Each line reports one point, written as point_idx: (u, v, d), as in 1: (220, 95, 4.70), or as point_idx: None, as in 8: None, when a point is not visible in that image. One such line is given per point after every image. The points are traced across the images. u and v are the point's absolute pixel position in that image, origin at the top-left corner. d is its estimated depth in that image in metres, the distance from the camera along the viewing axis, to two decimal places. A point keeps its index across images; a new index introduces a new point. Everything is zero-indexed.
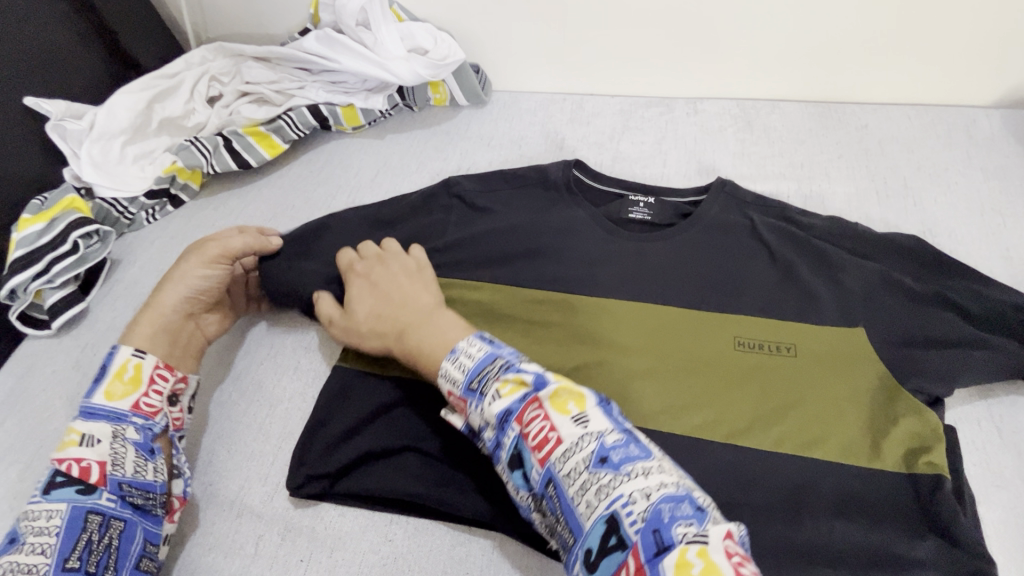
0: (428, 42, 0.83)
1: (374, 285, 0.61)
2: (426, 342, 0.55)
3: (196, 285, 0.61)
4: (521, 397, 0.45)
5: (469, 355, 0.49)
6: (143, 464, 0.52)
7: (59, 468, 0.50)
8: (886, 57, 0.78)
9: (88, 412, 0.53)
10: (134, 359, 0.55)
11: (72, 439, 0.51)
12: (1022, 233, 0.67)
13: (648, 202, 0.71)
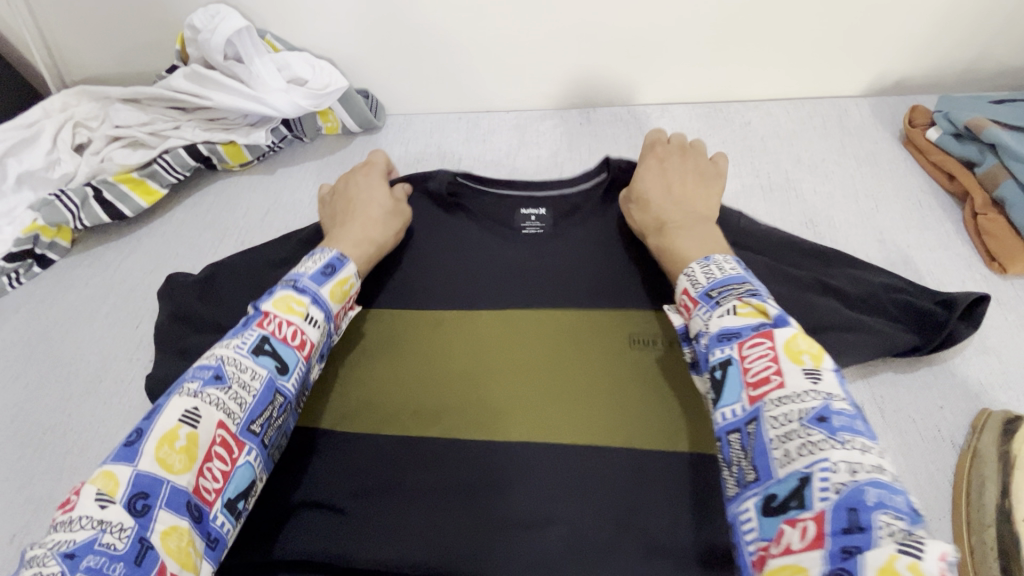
0: (308, 71, 0.80)
1: (665, 169, 0.63)
2: (699, 240, 0.55)
3: (386, 224, 0.64)
4: (757, 324, 0.41)
5: (722, 269, 0.47)
6: (316, 363, 0.51)
7: (275, 336, 0.48)
8: (760, 58, 0.81)
9: (315, 299, 0.51)
10: (355, 280, 0.56)
11: (302, 313, 0.50)
12: (895, 214, 0.70)
13: (539, 210, 0.67)
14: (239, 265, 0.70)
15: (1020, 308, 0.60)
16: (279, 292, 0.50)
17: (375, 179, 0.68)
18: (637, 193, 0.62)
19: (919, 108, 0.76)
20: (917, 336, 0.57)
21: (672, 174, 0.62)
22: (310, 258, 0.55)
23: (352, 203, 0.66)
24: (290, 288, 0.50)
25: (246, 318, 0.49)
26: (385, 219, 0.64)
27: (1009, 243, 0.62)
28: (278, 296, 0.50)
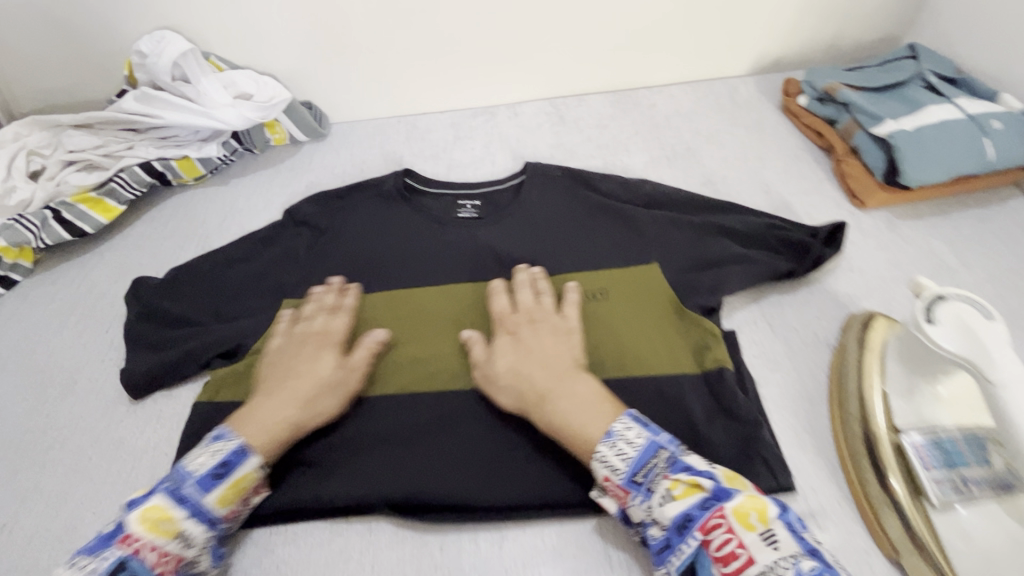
0: (252, 87, 0.87)
1: (520, 343, 0.61)
2: (596, 412, 0.53)
3: (333, 386, 0.60)
4: (700, 501, 0.46)
5: (630, 442, 0.50)
6: (205, 564, 0.51)
7: (135, 560, 0.46)
8: (656, 49, 0.93)
9: (195, 511, 0.50)
10: (257, 473, 0.54)
11: (167, 530, 0.48)
12: (777, 170, 0.82)
13: (475, 203, 0.81)
14: (202, 267, 0.76)
15: (879, 234, 0.72)
16: (151, 500, 0.49)
17: (314, 347, 0.63)
18: (487, 375, 0.60)
19: (792, 81, 0.90)
20: (793, 263, 0.68)
21: (527, 329, 0.62)
22: (207, 449, 0.53)
23: (289, 371, 0.61)
24: (166, 497, 0.49)
25: (111, 532, 0.48)
26: (332, 380, 0.60)
27: (866, 181, 0.74)
28: (146, 505, 0.49)
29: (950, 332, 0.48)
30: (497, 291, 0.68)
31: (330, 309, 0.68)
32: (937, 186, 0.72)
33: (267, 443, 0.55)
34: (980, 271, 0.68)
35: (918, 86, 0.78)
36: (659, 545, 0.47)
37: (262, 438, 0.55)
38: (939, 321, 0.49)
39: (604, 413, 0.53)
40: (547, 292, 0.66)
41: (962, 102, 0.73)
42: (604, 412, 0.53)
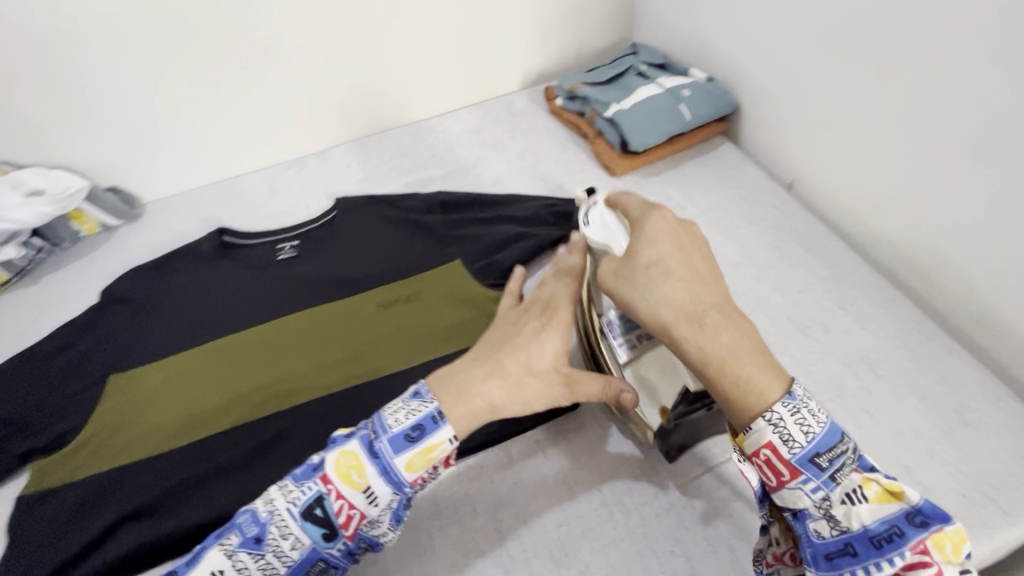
0: (43, 182, 0.87)
1: (682, 250, 0.54)
2: (756, 371, 0.48)
3: (542, 379, 0.55)
4: (902, 512, 0.44)
5: (815, 420, 0.47)
6: (383, 526, 0.51)
7: (326, 501, 0.49)
8: (434, 82, 1.07)
9: (384, 469, 0.50)
10: (447, 445, 0.52)
11: (358, 481, 0.50)
12: (549, 161, 0.98)
13: (294, 243, 0.86)
14: (15, 364, 0.75)
15: (628, 192, 0.89)
16: (348, 443, 0.52)
17: (539, 324, 0.58)
18: (626, 272, 0.53)
19: (551, 88, 1.08)
20: (563, 230, 0.82)
21: (695, 257, 0.54)
22: (405, 407, 0.53)
23: (505, 342, 0.57)
24: (365, 450, 0.51)
25: (318, 462, 0.51)
26: (541, 372, 0.56)
27: (612, 154, 0.92)
28: (343, 448, 0.51)
29: (600, 230, 0.62)
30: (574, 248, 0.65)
31: (569, 272, 0.62)
32: (661, 146, 0.91)
33: (464, 419, 0.53)
34: (702, 204, 0.86)
35: (632, 74, 0.97)
36: (825, 543, 0.46)
37: (451, 406, 0.53)
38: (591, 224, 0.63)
39: (768, 376, 0.48)
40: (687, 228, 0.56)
41: (662, 80, 0.93)
42: (766, 370, 0.49)
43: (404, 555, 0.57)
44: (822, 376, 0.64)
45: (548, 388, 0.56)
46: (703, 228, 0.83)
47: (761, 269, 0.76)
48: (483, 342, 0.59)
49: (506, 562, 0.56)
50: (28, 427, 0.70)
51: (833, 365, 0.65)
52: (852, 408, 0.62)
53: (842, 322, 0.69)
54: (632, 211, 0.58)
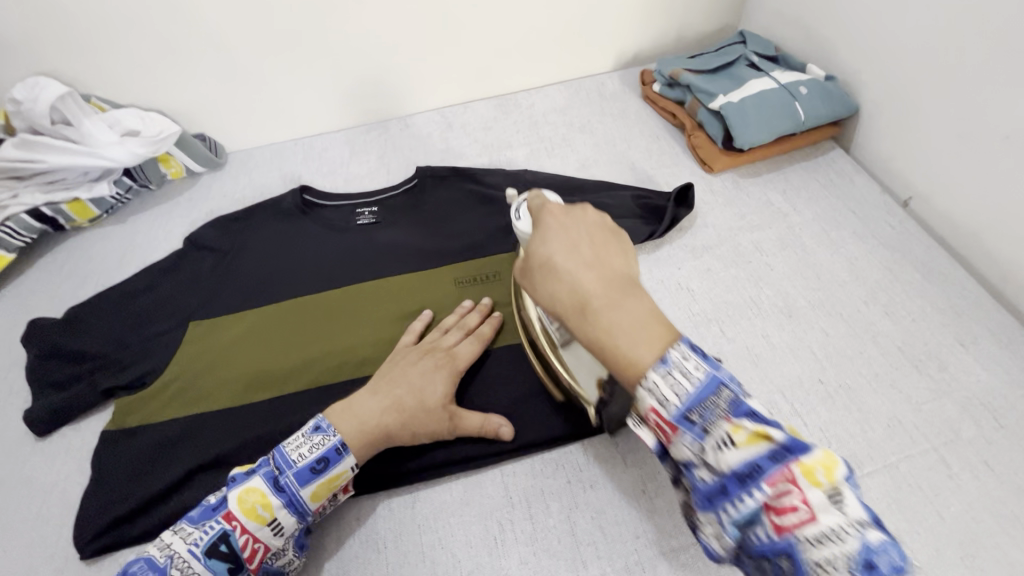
0: (138, 123, 0.89)
1: (568, 236, 0.48)
2: (632, 336, 0.42)
3: (424, 417, 0.58)
4: (766, 454, 0.38)
5: (686, 374, 0.40)
6: (290, 555, 0.53)
7: (233, 535, 0.50)
8: (525, 55, 1.03)
9: (289, 502, 0.52)
10: (349, 473, 0.55)
11: (263, 514, 0.51)
12: (640, 149, 0.93)
13: (373, 209, 0.85)
14: (103, 300, 0.77)
15: (725, 192, 0.84)
16: (250, 480, 0.53)
17: (431, 367, 0.61)
18: (528, 274, 0.48)
19: (647, 72, 1.01)
20: (654, 226, 0.78)
21: (584, 248, 0.47)
22: (308, 440, 0.55)
23: (403, 377, 0.60)
24: (267, 485, 0.52)
25: (217, 503, 0.52)
26: (427, 411, 0.58)
27: (711, 149, 0.86)
28: (247, 485, 0.52)
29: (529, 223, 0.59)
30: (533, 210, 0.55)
31: (467, 329, 0.66)
32: (767, 146, 0.85)
33: (366, 445, 0.56)
34: (807, 213, 0.80)
35: (742, 65, 0.91)
36: (708, 488, 0.40)
37: (358, 437, 0.56)
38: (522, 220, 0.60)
39: (650, 342, 0.42)
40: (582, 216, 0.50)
41: (777, 75, 0.86)
42: (652, 338, 0.42)
43: (474, 545, 0.55)
44: (934, 418, 0.59)
45: (434, 421, 0.58)
46: (807, 239, 0.77)
47: (870, 291, 0.70)
48: (385, 376, 0.61)
49: (580, 569, 0.54)
50: (111, 364, 0.71)
51: (948, 407, 0.60)
52: (966, 457, 0.57)
53: (962, 361, 0.63)
54: (548, 212, 0.50)
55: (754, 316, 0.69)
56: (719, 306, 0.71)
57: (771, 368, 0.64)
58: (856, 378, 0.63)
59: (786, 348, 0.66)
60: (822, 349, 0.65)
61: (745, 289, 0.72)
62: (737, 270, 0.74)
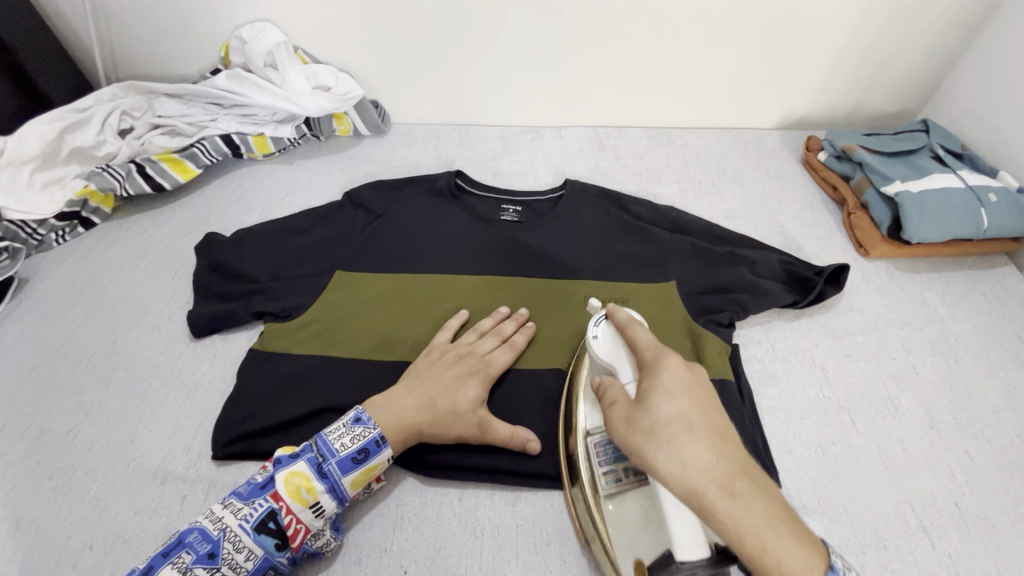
0: (331, 80, 0.97)
1: (680, 384, 0.45)
2: (792, 551, 0.38)
3: (461, 416, 0.60)
4: None
5: (861, 572, 0.39)
6: (328, 537, 0.55)
7: (278, 514, 0.53)
8: (694, 94, 1.03)
9: (332, 487, 0.55)
10: (386, 464, 0.58)
11: (308, 499, 0.54)
12: (792, 214, 0.91)
13: (517, 209, 0.87)
14: (266, 230, 0.84)
15: (878, 280, 0.80)
16: (295, 464, 0.55)
17: (466, 372, 0.64)
18: (642, 425, 0.43)
19: (813, 138, 0.98)
20: (797, 296, 0.76)
21: (697, 420, 0.42)
22: (351, 431, 0.57)
23: (439, 377, 0.63)
24: (293, 471, 0.54)
25: (263, 482, 0.54)
26: (461, 412, 0.60)
27: (871, 233, 0.83)
28: (293, 469, 0.54)
29: (609, 345, 0.57)
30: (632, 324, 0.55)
31: (503, 338, 0.69)
32: (934, 246, 0.81)
33: (397, 436, 0.59)
34: (967, 325, 0.75)
35: (926, 156, 0.87)
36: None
37: (391, 428, 0.59)
38: (600, 336, 0.58)
39: (809, 560, 0.38)
40: (679, 362, 0.47)
41: (963, 175, 0.83)
42: (808, 554, 0.38)
43: (568, 561, 0.57)
44: None
45: (461, 423, 0.60)
46: (961, 352, 0.72)
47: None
48: (421, 374, 0.64)
49: None
50: (264, 290, 0.77)
51: None
52: None
53: None
54: (643, 349, 0.51)
55: (891, 417, 0.66)
56: (855, 395, 0.68)
57: (903, 477, 0.61)
58: (997, 514, 0.59)
59: (923, 460, 0.62)
60: (963, 472, 0.61)
61: (884, 385, 0.69)
62: (879, 364, 0.71)
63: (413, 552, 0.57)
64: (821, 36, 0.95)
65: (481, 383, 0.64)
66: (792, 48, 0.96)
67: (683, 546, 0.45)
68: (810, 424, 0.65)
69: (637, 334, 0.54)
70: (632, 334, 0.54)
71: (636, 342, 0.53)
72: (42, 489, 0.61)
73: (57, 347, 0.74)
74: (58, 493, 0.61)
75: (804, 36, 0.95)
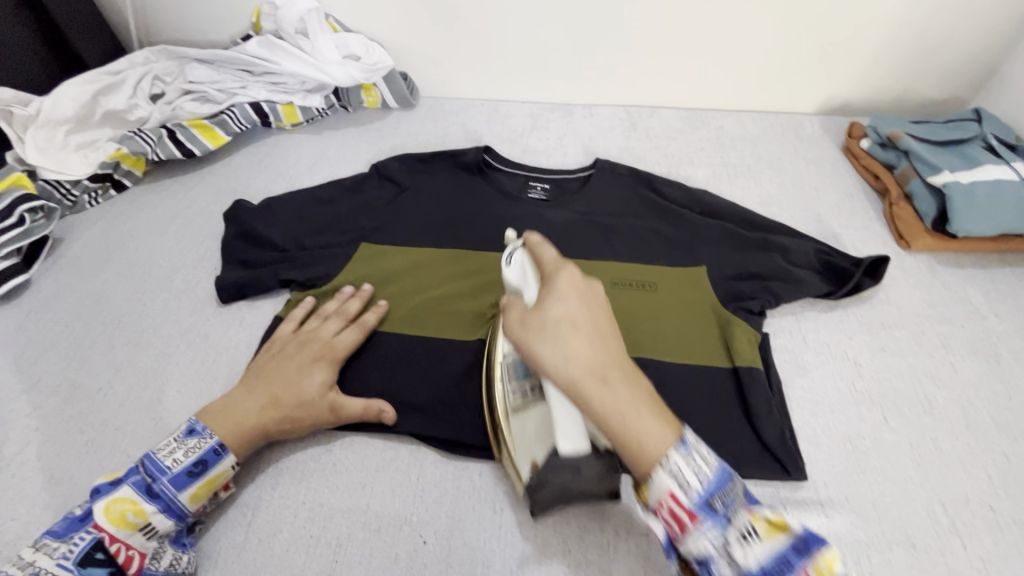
0: (361, 50, 0.96)
1: (578, 286, 0.52)
2: (647, 426, 0.46)
3: (310, 407, 0.61)
4: (784, 548, 0.44)
5: (705, 458, 0.46)
6: (172, 554, 0.53)
7: (106, 543, 0.50)
8: (734, 75, 0.99)
9: (165, 506, 0.53)
10: (228, 472, 0.57)
11: (134, 522, 0.52)
12: (830, 203, 0.87)
13: (545, 187, 0.86)
14: (293, 199, 0.84)
15: (918, 274, 0.77)
16: (118, 491, 0.53)
17: (309, 360, 0.64)
18: (535, 325, 0.50)
19: (857, 124, 0.95)
20: (832, 286, 0.73)
21: (579, 316, 0.50)
22: (182, 445, 0.56)
23: (274, 373, 0.62)
24: (107, 499, 0.52)
25: (82, 515, 0.52)
26: (308, 402, 0.61)
27: (914, 224, 0.80)
28: (114, 496, 0.52)
29: (518, 271, 0.59)
30: (541, 241, 0.58)
31: (348, 318, 0.69)
32: (979, 240, 0.78)
33: (241, 442, 0.58)
34: (1011, 324, 0.72)
35: (978, 146, 0.83)
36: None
37: (231, 436, 0.58)
38: (514, 267, 0.59)
39: (663, 433, 0.46)
40: (547, 249, 0.57)
41: (1018, 167, 0.79)
42: (663, 428, 0.46)
43: (588, 542, 0.56)
44: None
45: (313, 412, 0.61)
46: (1003, 351, 0.70)
47: None
48: (261, 373, 0.63)
49: None
50: (290, 259, 0.77)
51: None
52: None
53: None
54: (545, 264, 0.56)
55: (926, 414, 0.64)
56: (889, 390, 0.66)
57: (935, 476, 0.59)
58: None
59: (957, 460, 0.60)
60: (999, 475, 0.59)
61: (919, 382, 0.66)
62: (916, 360, 0.68)
63: (432, 523, 0.57)
64: (874, 15, 0.90)
65: (326, 368, 0.64)
66: (841, 28, 0.92)
67: (563, 437, 0.47)
68: (840, 418, 0.63)
69: (561, 263, 0.55)
70: (536, 240, 0.58)
71: (540, 257, 0.56)
72: (74, 442, 0.63)
73: (89, 306, 0.75)
74: (88, 447, 0.63)
75: (855, 14, 0.90)
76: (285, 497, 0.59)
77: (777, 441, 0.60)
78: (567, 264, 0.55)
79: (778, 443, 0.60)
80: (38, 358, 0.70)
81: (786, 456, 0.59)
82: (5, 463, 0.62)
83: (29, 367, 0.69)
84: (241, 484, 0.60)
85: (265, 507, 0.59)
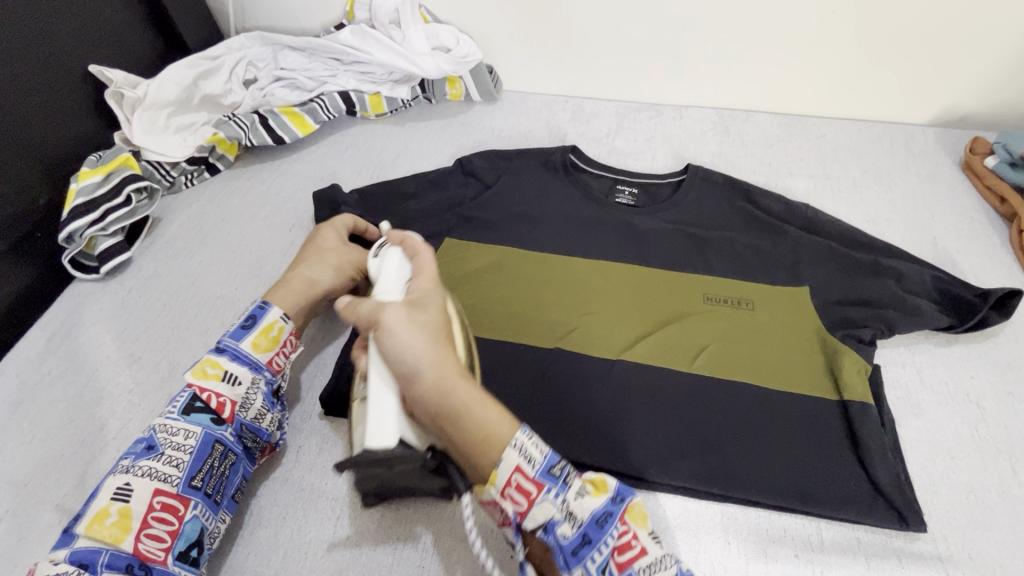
0: (451, 42, 0.94)
1: (440, 301, 0.54)
2: (492, 413, 0.47)
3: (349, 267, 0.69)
4: (606, 504, 0.47)
5: (539, 448, 0.47)
6: (258, 408, 0.58)
7: (198, 394, 0.56)
8: (844, 79, 0.92)
9: (236, 355, 0.58)
10: (280, 323, 0.61)
11: (216, 373, 0.57)
12: (946, 225, 0.81)
13: (633, 191, 0.82)
14: (378, 191, 0.84)
15: None
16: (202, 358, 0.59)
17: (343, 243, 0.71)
18: (410, 315, 0.50)
19: (981, 139, 0.87)
20: (952, 318, 0.67)
21: (437, 316, 0.52)
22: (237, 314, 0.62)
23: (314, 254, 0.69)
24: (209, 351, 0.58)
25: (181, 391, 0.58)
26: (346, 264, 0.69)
27: None
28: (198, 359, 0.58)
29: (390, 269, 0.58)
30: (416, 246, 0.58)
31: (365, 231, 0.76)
32: None
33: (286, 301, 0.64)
34: None
35: None
36: (571, 543, 0.46)
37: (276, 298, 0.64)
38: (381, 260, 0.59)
39: (504, 418, 0.48)
40: (421, 254, 0.57)
41: None
42: (503, 414, 0.48)
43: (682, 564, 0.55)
44: None
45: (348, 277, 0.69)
46: None
47: None
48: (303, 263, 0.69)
49: None
50: None
51: None
52: None
53: None
54: (423, 275, 0.56)
55: None
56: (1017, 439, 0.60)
57: None
58: None
59: None
60: None
61: None
62: None
63: None
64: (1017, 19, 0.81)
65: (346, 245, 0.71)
66: (976, 33, 0.83)
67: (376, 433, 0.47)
68: (961, 466, 0.58)
69: (423, 268, 0.57)
70: (416, 244, 0.58)
71: (419, 264, 0.57)
72: None
73: (185, 287, 0.78)
74: None
75: (995, 18, 0.81)
76: (373, 495, 0.59)
77: (890, 485, 0.56)
78: (429, 260, 0.57)
79: (892, 487, 0.56)
80: (139, 336, 0.73)
81: (902, 503, 0.55)
82: (108, 436, 0.64)
83: (131, 344, 0.72)
84: (330, 477, 0.61)
85: (355, 502, 0.59)
